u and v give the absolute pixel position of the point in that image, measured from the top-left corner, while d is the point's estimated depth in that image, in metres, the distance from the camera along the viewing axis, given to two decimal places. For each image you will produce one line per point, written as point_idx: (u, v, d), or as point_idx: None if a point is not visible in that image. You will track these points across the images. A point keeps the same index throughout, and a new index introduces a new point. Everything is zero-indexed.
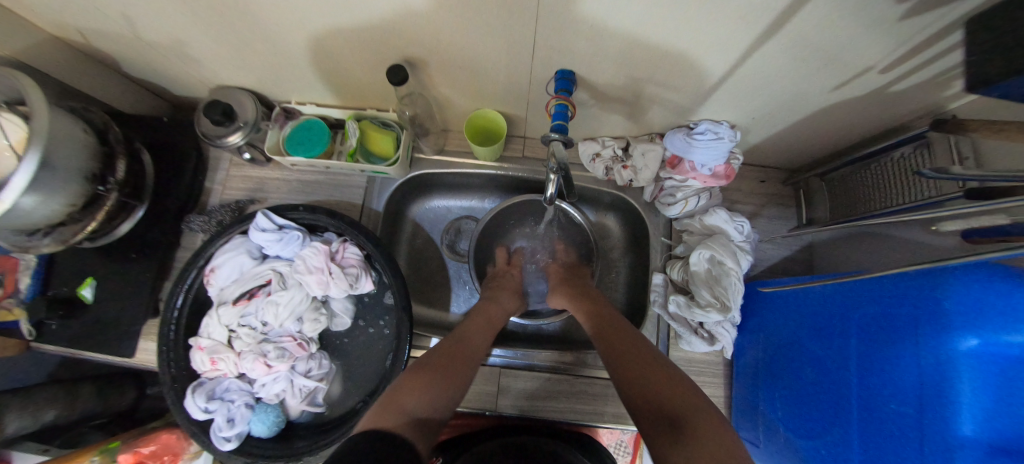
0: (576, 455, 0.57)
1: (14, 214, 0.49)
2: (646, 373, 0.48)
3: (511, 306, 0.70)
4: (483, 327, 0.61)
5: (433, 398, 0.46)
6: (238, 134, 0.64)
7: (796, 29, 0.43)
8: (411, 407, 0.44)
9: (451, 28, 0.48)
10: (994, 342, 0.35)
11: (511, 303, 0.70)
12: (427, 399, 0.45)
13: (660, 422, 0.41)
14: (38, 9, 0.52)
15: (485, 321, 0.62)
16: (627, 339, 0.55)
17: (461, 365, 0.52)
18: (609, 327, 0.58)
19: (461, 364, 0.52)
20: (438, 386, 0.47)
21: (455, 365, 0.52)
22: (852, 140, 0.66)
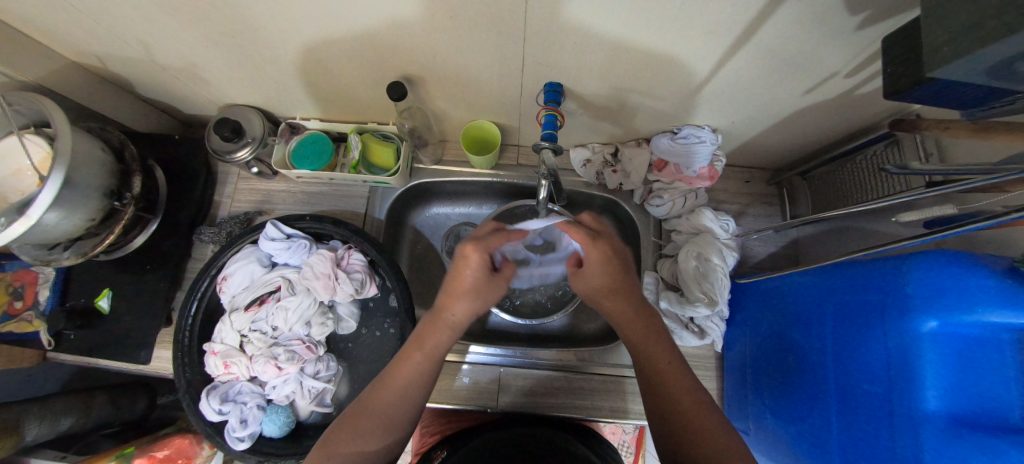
0: (574, 445, 0.60)
1: (38, 229, 0.52)
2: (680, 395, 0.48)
3: (467, 318, 0.55)
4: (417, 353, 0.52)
5: (359, 449, 0.47)
6: (246, 150, 0.67)
7: (762, 40, 0.47)
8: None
9: (446, 45, 0.52)
10: (953, 323, 0.38)
11: (462, 316, 0.54)
12: (359, 444, 0.47)
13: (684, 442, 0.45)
14: (62, 38, 0.56)
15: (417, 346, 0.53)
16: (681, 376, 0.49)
17: (384, 416, 0.49)
18: (664, 365, 0.50)
19: (384, 417, 0.49)
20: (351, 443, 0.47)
21: (379, 418, 0.49)
22: (829, 140, 0.69)
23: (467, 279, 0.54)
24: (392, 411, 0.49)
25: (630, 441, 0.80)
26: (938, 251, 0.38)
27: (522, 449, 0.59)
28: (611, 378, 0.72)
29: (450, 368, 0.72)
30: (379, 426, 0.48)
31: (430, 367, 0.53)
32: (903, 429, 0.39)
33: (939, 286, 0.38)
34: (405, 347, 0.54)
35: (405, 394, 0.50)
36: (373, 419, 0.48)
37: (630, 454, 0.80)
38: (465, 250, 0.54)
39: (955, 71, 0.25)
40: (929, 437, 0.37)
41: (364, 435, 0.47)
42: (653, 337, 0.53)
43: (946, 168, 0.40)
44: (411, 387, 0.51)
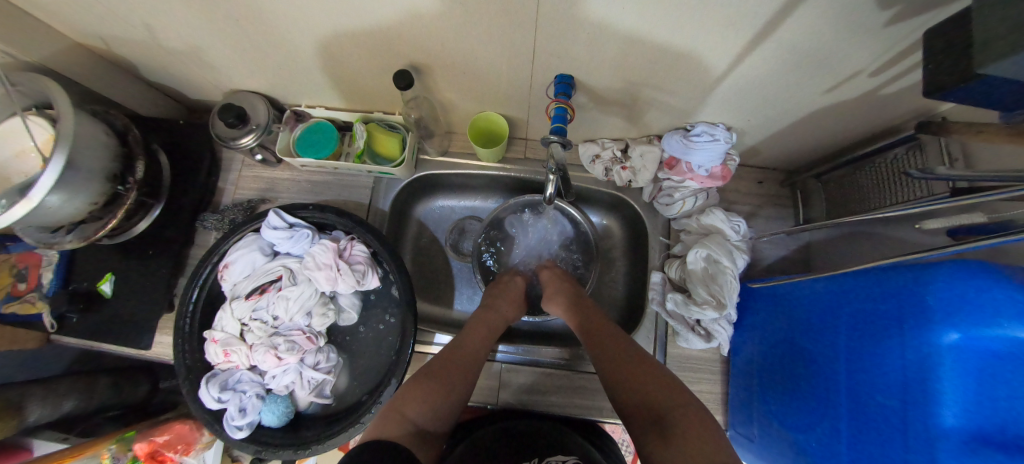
0: (575, 440, 0.58)
1: (40, 212, 0.52)
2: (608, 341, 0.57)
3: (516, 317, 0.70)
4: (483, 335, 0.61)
5: (432, 408, 0.49)
6: (251, 137, 0.66)
7: (785, 34, 0.45)
8: (414, 415, 0.47)
9: (455, 33, 0.50)
10: (976, 336, 0.36)
11: (512, 313, 0.69)
12: (427, 409, 0.48)
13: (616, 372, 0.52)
14: (65, 17, 0.55)
15: (485, 330, 0.62)
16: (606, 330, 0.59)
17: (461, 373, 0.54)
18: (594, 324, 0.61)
19: (460, 375, 0.54)
20: (437, 395, 0.50)
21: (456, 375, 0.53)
22: (848, 141, 0.67)
23: (511, 292, 0.72)
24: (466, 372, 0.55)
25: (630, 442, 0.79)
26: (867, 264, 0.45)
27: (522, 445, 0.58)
28: None
29: None
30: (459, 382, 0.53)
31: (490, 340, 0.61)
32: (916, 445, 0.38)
33: (962, 297, 0.37)
34: (467, 327, 0.62)
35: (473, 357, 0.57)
36: (441, 383, 0.51)
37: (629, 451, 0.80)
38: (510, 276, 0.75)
39: (1006, 68, 0.23)
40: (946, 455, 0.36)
41: (447, 390, 0.51)
42: (586, 308, 0.65)
43: (972, 175, 0.39)
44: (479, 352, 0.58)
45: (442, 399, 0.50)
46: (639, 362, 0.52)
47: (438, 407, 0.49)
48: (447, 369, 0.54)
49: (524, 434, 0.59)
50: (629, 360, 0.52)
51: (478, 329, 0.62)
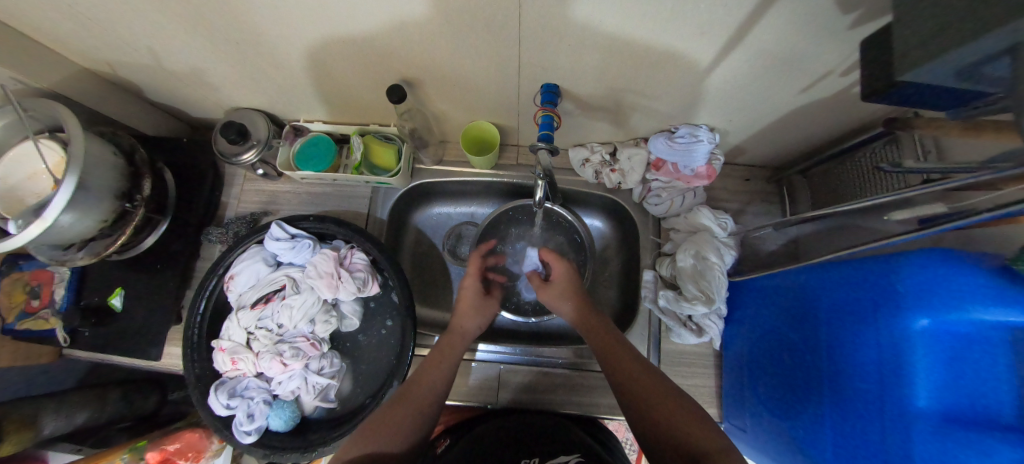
0: (575, 431, 0.60)
1: (54, 230, 0.54)
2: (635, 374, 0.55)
3: (485, 324, 0.69)
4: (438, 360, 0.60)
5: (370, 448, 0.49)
6: (251, 152, 0.69)
7: (755, 39, 0.47)
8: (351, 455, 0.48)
9: (443, 47, 0.53)
10: (945, 321, 0.38)
11: (478, 324, 0.68)
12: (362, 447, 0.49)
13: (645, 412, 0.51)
14: (74, 45, 0.58)
15: (440, 355, 0.61)
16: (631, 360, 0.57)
17: (412, 412, 0.53)
18: (619, 351, 0.59)
19: (409, 415, 0.53)
20: (383, 436, 0.50)
21: (407, 413, 0.53)
22: (828, 138, 0.69)
23: (468, 301, 0.69)
24: (419, 410, 0.54)
25: (634, 442, 0.80)
26: (857, 260, 0.45)
27: (523, 437, 0.60)
28: None
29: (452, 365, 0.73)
30: (409, 418, 0.53)
31: (452, 370, 0.60)
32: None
33: (929, 284, 0.39)
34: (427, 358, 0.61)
35: (430, 389, 0.56)
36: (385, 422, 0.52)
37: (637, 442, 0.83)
38: (461, 283, 0.72)
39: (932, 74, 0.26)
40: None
41: (394, 429, 0.51)
42: (604, 329, 0.63)
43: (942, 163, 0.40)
44: (435, 383, 0.57)
45: (382, 438, 0.50)
46: (670, 404, 0.51)
47: (383, 445, 0.49)
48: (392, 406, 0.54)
49: (525, 428, 0.61)
50: (661, 398, 0.52)
51: (443, 357, 0.61)
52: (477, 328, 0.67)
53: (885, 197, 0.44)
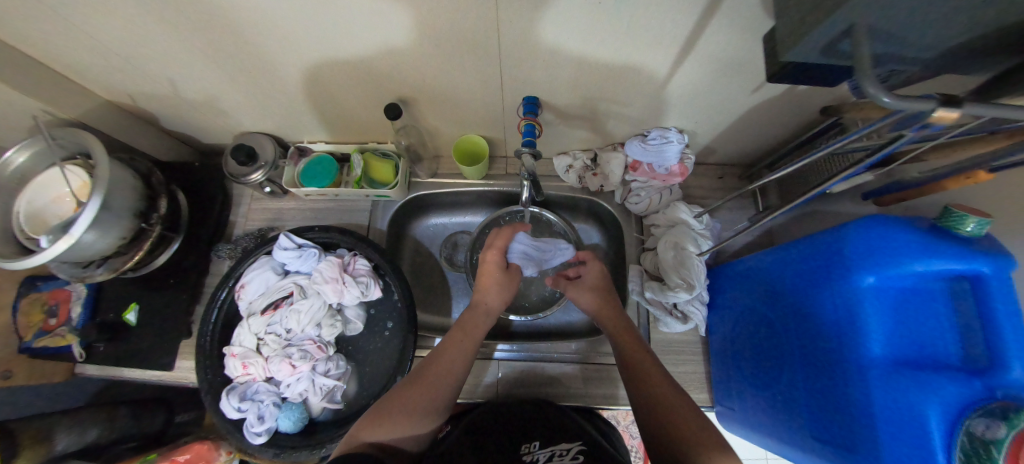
0: (572, 416, 0.63)
1: (77, 247, 0.59)
2: (647, 375, 0.58)
3: (501, 300, 0.71)
4: (461, 339, 0.64)
5: (397, 433, 0.53)
6: (259, 173, 0.74)
7: (704, 49, 0.54)
8: (369, 437, 0.51)
9: (433, 67, 0.60)
10: (888, 277, 0.43)
11: (492, 299, 0.70)
12: (386, 433, 0.52)
13: (653, 409, 0.54)
14: (100, 79, 0.64)
15: (464, 332, 0.65)
16: (646, 359, 0.60)
17: (427, 394, 0.57)
18: (637, 354, 0.61)
19: (425, 397, 0.56)
20: (397, 420, 0.53)
21: (423, 394, 0.57)
22: (788, 135, 0.76)
23: (490, 277, 0.71)
24: (435, 391, 0.57)
25: (638, 447, 0.86)
26: (841, 227, 0.46)
27: (522, 421, 0.62)
28: (604, 367, 0.76)
29: None
30: (423, 402, 0.56)
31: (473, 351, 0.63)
32: (892, 424, 0.41)
33: (873, 245, 0.44)
34: (450, 332, 0.65)
35: (447, 371, 0.60)
36: (405, 404, 0.55)
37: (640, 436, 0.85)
38: (484, 255, 0.72)
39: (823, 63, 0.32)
40: (934, 433, 0.38)
41: (408, 412, 0.55)
42: (628, 332, 0.65)
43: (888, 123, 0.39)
44: (455, 364, 0.60)
45: (404, 423, 0.54)
46: (675, 405, 0.53)
47: (398, 430, 0.53)
48: (410, 387, 0.57)
49: (524, 414, 0.64)
50: (670, 400, 0.54)
51: (464, 336, 0.64)
52: (497, 307, 0.70)
53: (816, 152, 0.45)
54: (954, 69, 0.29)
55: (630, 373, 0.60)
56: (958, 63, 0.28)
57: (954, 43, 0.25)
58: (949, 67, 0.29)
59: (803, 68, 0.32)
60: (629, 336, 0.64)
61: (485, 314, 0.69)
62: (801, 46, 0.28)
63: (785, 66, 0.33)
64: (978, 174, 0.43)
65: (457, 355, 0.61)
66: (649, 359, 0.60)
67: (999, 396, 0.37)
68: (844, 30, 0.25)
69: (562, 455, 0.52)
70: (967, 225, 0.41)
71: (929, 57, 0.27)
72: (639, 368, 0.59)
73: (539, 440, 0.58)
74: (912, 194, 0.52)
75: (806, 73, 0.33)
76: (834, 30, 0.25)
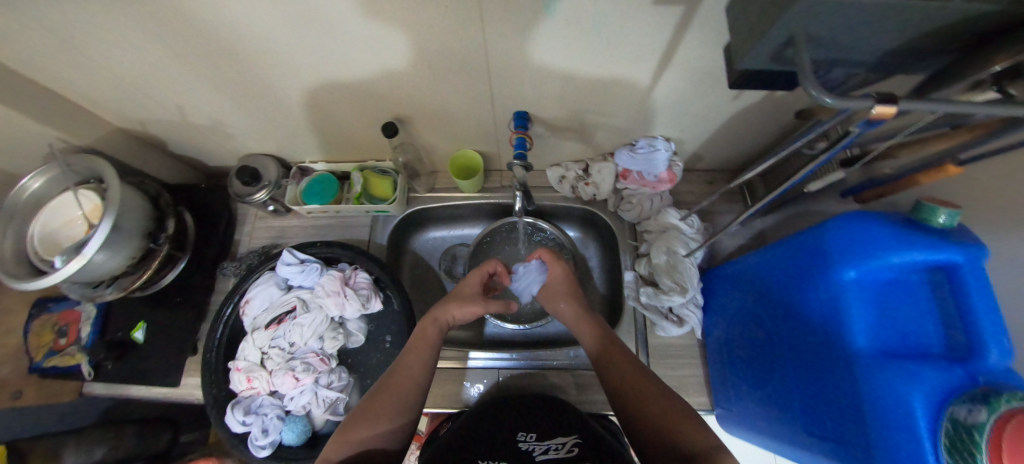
0: (571, 405, 0.63)
1: (88, 267, 0.61)
2: (617, 359, 0.59)
3: (466, 318, 0.71)
4: (422, 346, 0.63)
5: (369, 435, 0.52)
6: (263, 192, 0.77)
7: (680, 62, 0.57)
8: (339, 454, 0.50)
9: (427, 86, 0.63)
10: (869, 270, 0.45)
11: (461, 316, 0.69)
12: (357, 440, 0.51)
13: (624, 388, 0.55)
14: (113, 108, 0.68)
15: (421, 340, 0.64)
16: (617, 349, 0.61)
17: (393, 401, 0.56)
18: (609, 345, 0.61)
19: (392, 405, 0.55)
20: (364, 432, 0.52)
21: (386, 405, 0.55)
22: (772, 139, 0.78)
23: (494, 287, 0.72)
24: (401, 399, 0.56)
25: None
26: (818, 219, 0.48)
27: (520, 410, 0.63)
28: None
29: (453, 374, 0.77)
30: (391, 407, 0.55)
31: (433, 354, 0.63)
32: (882, 417, 0.41)
33: (852, 240, 0.46)
34: (410, 342, 0.64)
35: (410, 377, 0.59)
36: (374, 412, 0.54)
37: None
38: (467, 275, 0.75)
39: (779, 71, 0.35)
40: (921, 423, 0.39)
41: (374, 423, 0.53)
42: (605, 333, 0.64)
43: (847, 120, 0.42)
44: (416, 369, 0.60)
45: (375, 428, 0.53)
46: (644, 379, 0.55)
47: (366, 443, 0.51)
48: (381, 395, 0.56)
49: (523, 405, 0.64)
50: (640, 375, 0.56)
51: (420, 344, 0.63)
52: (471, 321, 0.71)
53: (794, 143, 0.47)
54: (896, 70, 0.32)
55: (618, 390, 0.56)
56: (898, 64, 0.31)
57: (888, 46, 0.28)
58: (891, 68, 0.32)
59: (761, 75, 0.35)
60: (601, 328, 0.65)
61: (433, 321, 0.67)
62: (752, 55, 0.31)
63: (745, 74, 0.36)
64: (947, 167, 0.45)
65: (417, 361, 0.61)
66: (617, 344, 0.62)
67: (981, 382, 0.38)
68: (786, 39, 0.28)
69: (559, 448, 0.54)
70: (938, 216, 0.43)
71: (870, 61, 0.30)
72: (608, 357, 0.60)
73: (536, 432, 0.58)
74: (889, 190, 0.54)
75: (765, 79, 0.36)
76: (777, 40, 0.28)
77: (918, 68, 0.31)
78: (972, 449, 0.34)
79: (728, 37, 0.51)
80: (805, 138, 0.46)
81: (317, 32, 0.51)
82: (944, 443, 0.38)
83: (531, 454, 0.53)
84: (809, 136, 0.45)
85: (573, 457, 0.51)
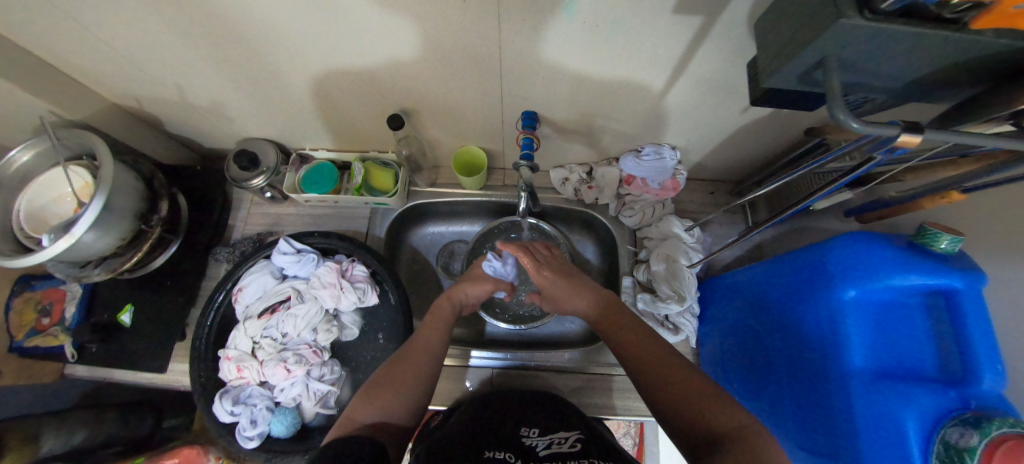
0: (571, 404, 0.63)
1: (77, 247, 0.59)
2: (630, 340, 0.55)
3: (478, 297, 0.72)
4: (442, 323, 0.62)
5: (386, 408, 0.49)
6: (261, 178, 0.75)
7: (694, 72, 0.57)
8: (364, 417, 0.48)
9: (435, 79, 0.62)
10: (869, 291, 0.45)
11: (472, 295, 0.71)
12: (377, 411, 0.48)
13: (637, 368, 0.52)
14: (109, 83, 0.66)
15: (439, 317, 0.63)
16: (633, 329, 0.57)
17: (411, 370, 0.54)
18: (625, 328, 0.57)
19: (411, 374, 0.54)
20: (386, 397, 0.50)
21: (405, 373, 0.53)
22: (777, 154, 0.78)
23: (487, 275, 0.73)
24: (417, 368, 0.54)
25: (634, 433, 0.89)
26: (825, 235, 0.48)
27: (519, 411, 0.62)
28: (597, 376, 0.77)
29: (446, 371, 0.77)
30: (409, 379, 0.53)
31: (448, 327, 0.62)
32: (874, 435, 0.42)
33: (854, 260, 0.46)
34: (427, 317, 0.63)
35: (425, 348, 0.58)
36: (393, 384, 0.52)
37: (632, 446, 0.88)
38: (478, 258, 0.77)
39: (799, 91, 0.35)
40: (913, 443, 0.40)
41: (396, 389, 0.51)
42: (619, 316, 0.60)
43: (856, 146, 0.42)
44: (433, 341, 0.59)
45: (396, 400, 0.50)
46: (660, 356, 0.51)
47: (387, 407, 0.49)
48: (398, 365, 0.54)
49: (525, 406, 0.64)
50: (654, 354, 0.52)
51: (436, 318, 0.63)
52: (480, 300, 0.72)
53: (801, 168, 0.48)
54: (919, 98, 0.32)
55: (637, 370, 0.52)
56: (921, 92, 0.31)
57: (918, 74, 0.28)
58: (915, 96, 0.31)
59: (782, 93, 0.35)
60: (610, 310, 0.61)
61: (445, 299, 0.67)
62: (779, 73, 0.30)
63: (766, 91, 0.36)
64: (951, 194, 0.46)
65: (434, 332, 0.60)
66: (633, 324, 0.57)
67: (973, 406, 0.39)
68: (817, 61, 0.27)
69: (561, 443, 0.51)
70: (940, 242, 0.43)
71: (895, 88, 0.30)
72: (618, 336, 0.56)
73: (538, 427, 0.57)
74: (893, 212, 0.55)
75: (785, 97, 0.36)
76: (808, 61, 0.28)
77: (942, 97, 0.31)
78: None
79: (753, 50, 0.50)
80: (813, 164, 0.46)
81: (329, 19, 0.49)
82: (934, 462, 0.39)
83: (534, 448, 0.51)
84: (818, 161, 0.45)
85: (575, 451, 0.49)
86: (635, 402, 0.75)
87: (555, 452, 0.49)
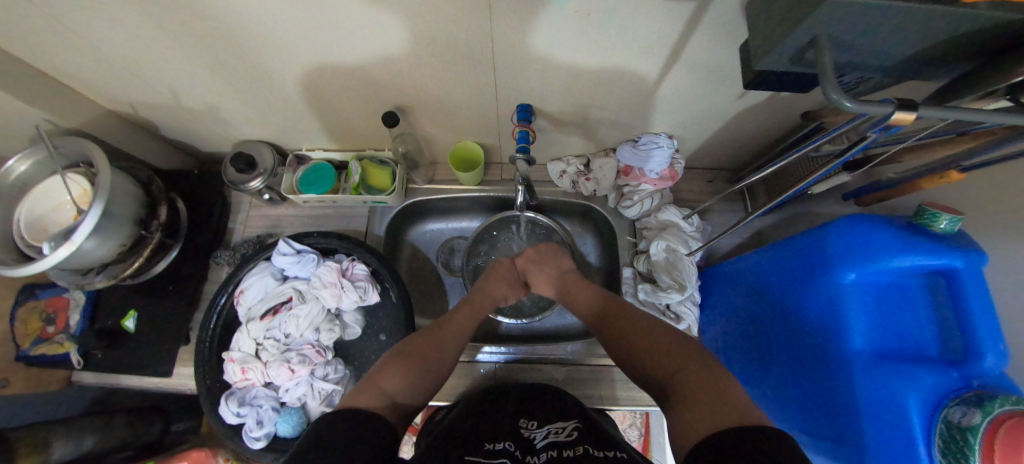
0: (569, 395, 0.63)
1: (78, 254, 0.60)
2: (617, 320, 0.55)
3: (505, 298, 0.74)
4: (473, 314, 0.64)
5: (405, 379, 0.48)
6: (258, 180, 0.75)
7: (688, 60, 0.56)
8: (388, 386, 0.47)
9: (428, 76, 0.62)
10: (869, 274, 0.45)
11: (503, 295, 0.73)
12: (400, 381, 0.48)
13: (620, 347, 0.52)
14: (103, 90, 0.66)
15: (474, 308, 0.65)
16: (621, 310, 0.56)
17: (433, 351, 0.54)
18: (614, 311, 0.56)
19: (434, 352, 0.54)
20: (412, 370, 0.50)
21: (431, 354, 0.53)
22: (775, 139, 0.78)
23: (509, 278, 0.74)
24: (440, 350, 0.55)
25: (640, 424, 0.88)
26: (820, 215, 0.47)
27: (518, 403, 0.62)
28: (600, 368, 0.77)
29: None
30: (432, 357, 0.53)
31: (474, 319, 0.63)
32: (875, 417, 0.43)
33: (854, 243, 0.46)
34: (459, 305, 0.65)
35: (455, 336, 0.58)
36: (420, 359, 0.52)
37: (637, 437, 0.88)
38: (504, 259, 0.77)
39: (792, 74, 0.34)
40: (915, 423, 0.40)
41: (420, 362, 0.51)
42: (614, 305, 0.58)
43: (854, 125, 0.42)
44: (459, 331, 0.59)
45: (419, 375, 0.50)
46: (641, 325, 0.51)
47: (412, 381, 0.49)
48: (422, 341, 0.55)
49: (524, 397, 0.64)
50: (634, 324, 0.52)
51: (474, 310, 0.64)
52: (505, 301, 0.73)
53: (799, 150, 0.48)
54: (914, 76, 0.32)
55: (622, 356, 0.51)
56: (915, 70, 0.30)
57: (911, 52, 0.28)
58: (909, 74, 0.31)
59: (775, 75, 0.35)
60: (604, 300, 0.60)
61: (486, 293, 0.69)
62: (771, 55, 0.30)
63: (759, 74, 0.35)
64: (950, 173, 0.46)
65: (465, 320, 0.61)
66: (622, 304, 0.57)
67: (974, 385, 0.39)
68: (808, 41, 0.27)
69: (559, 432, 0.52)
70: (940, 222, 0.43)
71: (888, 66, 0.30)
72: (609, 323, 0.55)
73: (538, 420, 0.57)
74: (891, 193, 0.55)
75: (778, 79, 0.36)
76: (800, 41, 0.27)
77: (937, 74, 0.31)
78: (964, 451, 0.35)
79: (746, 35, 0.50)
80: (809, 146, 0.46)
81: (319, 18, 0.49)
82: (936, 441, 0.39)
83: (534, 440, 0.51)
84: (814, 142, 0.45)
85: (573, 440, 0.49)
86: (639, 392, 0.75)
87: (553, 441, 0.49)
